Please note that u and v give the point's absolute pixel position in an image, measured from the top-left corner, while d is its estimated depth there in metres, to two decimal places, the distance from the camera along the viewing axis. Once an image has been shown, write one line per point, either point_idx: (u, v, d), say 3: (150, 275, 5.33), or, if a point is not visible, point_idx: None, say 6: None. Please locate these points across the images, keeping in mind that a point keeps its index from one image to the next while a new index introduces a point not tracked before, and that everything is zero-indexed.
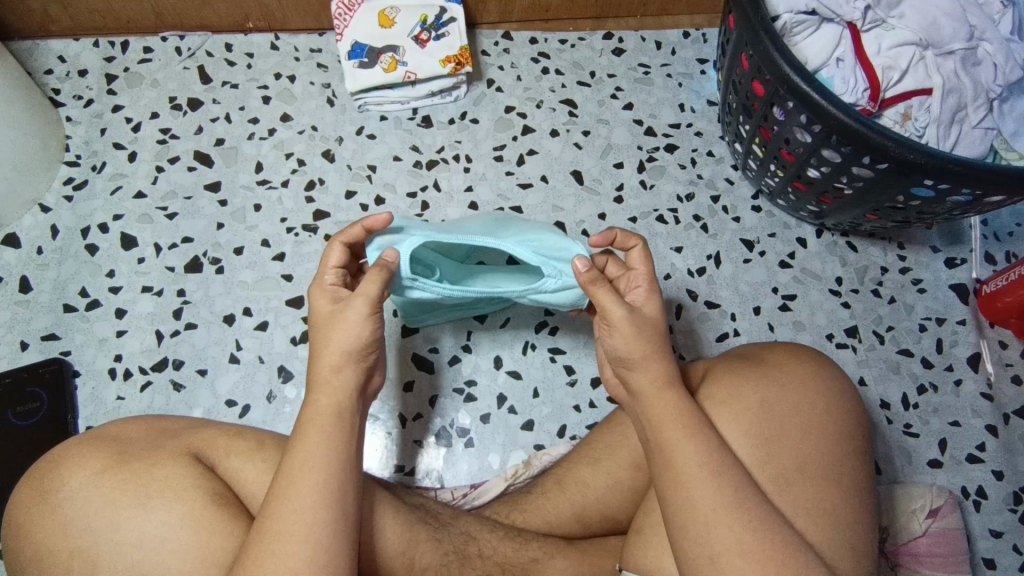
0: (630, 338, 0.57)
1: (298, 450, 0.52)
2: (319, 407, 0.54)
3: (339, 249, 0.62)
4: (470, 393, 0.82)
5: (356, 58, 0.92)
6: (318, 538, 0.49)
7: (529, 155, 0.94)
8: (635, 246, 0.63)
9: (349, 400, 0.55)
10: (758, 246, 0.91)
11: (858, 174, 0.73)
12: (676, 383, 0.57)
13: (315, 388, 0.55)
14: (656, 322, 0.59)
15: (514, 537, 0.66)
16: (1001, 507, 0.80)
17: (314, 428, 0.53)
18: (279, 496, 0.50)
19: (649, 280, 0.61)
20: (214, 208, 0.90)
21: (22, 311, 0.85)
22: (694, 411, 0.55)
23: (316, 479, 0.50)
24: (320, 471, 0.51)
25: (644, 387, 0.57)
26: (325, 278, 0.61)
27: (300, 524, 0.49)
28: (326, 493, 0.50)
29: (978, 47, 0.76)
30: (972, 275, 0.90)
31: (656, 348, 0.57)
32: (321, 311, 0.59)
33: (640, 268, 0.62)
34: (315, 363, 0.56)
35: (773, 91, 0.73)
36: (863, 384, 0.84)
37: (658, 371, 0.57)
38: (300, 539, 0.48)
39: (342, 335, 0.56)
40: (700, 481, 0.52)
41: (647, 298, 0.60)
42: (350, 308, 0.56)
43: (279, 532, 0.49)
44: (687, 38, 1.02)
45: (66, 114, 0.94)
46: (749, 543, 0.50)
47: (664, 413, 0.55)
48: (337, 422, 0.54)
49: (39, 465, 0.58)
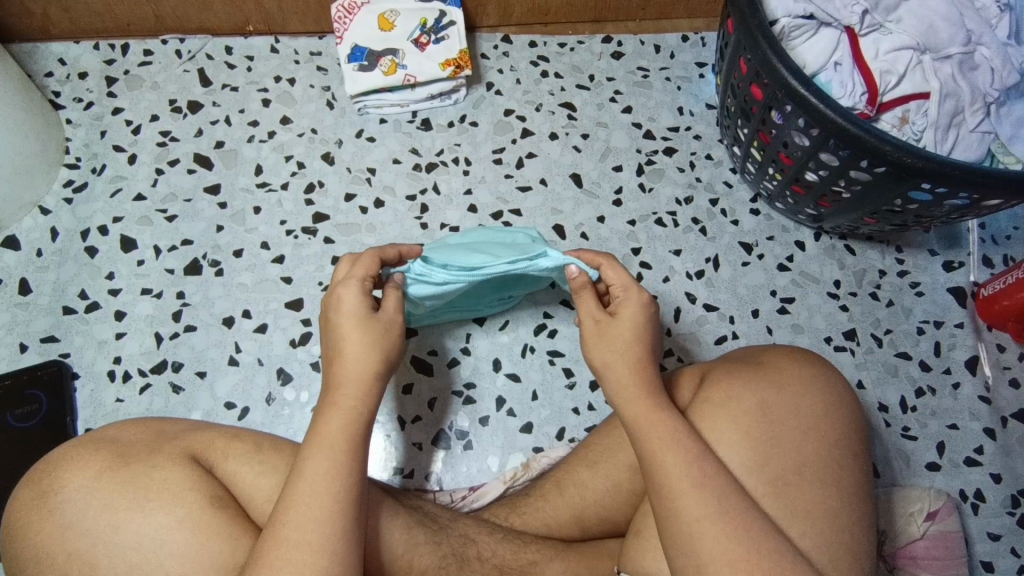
0: (597, 345, 0.60)
1: (314, 456, 0.52)
2: (343, 412, 0.55)
3: (375, 258, 0.62)
4: (469, 396, 0.82)
5: (356, 61, 0.93)
6: (333, 546, 0.49)
7: (529, 158, 0.94)
8: (606, 264, 0.62)
9: (371, 409, 0.56)
10: (757, 249, 0.91)
11: (856, 177, 0.73)
12: (659, 391, 0.58)
13: (337, 393, 0.56)
14: (628, 333, 0.59)
15: (513, 539, 0.66)
16: (1000, 510, 0.80)
17: (338, 434, 0.53)
18: (297, 501, 0.50)
19: (626, 289, 0.61)
20: (214, 210, 0.90)
21: (22, 313, 0.85)
22: (676, 420, 0.56)
23: (338, 486, 0.51)
24: (344, 477, 0.51)
25: (622, 396, 0.58)
26: (361, 282, 0.60)
27: (315, 532, 0.49)
28: (347, 501, 0.51)
29: (975, 51, 0.76)
30: (970, 278, 0.91)
31: (636, 360, 0.58)
32: (349, 307, 0.58)
33: (619, 282, 0.61)
34: (336, 369, 0.57)
35: (771, 94, 0.74)
36: (862, 387, 0.85)
37: (632, 381, 0.58)
38: (318, 549, 0.48)
39: (379, 340, 0.58)
40: (684, 490, 0.52)
41: (625, 305, 0.60)
42: (387, 320, 0.60)
43: (296, 540, 0.48)
44: (686, 41, 1.03)
45: (67, 117, 0.94)
46: (736, 552, 0.50)
47: (648, 422, 0.56)
48: (360, 430, 0.55)
49: (38, 467, 0.58)
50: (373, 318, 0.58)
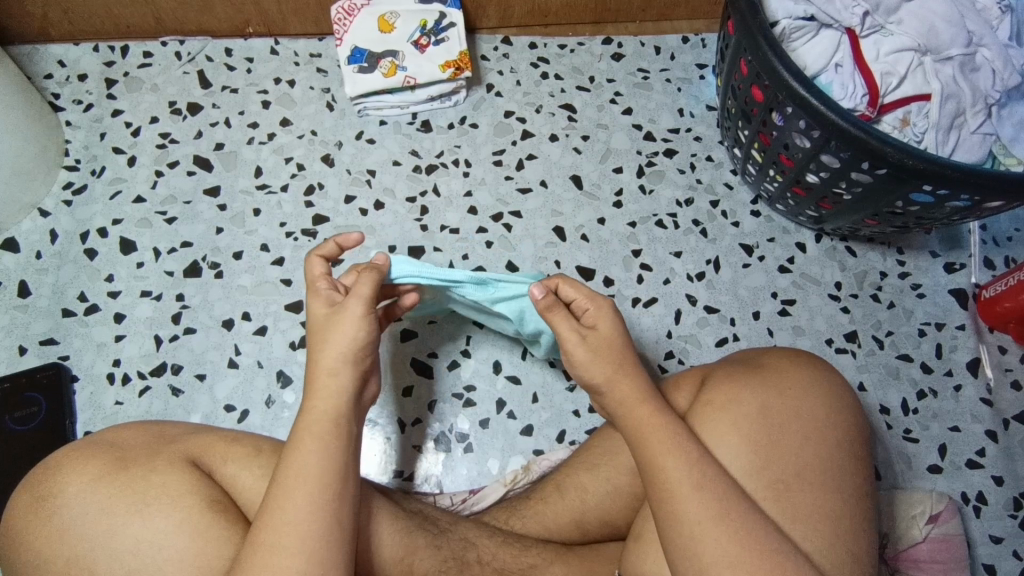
0: (592, 362, 0.59)
1: (295, 460, 0.52)
2: (318, 416, 0.54)
3: (321, 261, 0.64)
4: (470, 398, 0.82)
5: (355, 63, 0.93)
6: (308, 550, 0.49)
7: (529, 160, 0.94)
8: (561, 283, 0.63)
9: (347, 406, 0.55)
10: (758, 251, 0.91)
11: (856, 179, 0.73)
12: (654, 396, 0.58)
13: (312, 396, 0.55)
14: (612, 338, 0.60)
15: (513, 543, 0.66)
16: (1001, 513, 0.80)
17: (310, 436, 0.53)
18: (273, 506, 0.50)
19: (595, 301, 0.62)
20: (213, 213, 0.90)
21: (21, 316, 0.85)
22: (675, 424, 0.56)
23: (313, 493, 0.50)
24: (320, 479, 0.51)
25: (620, 403, 0.57)
26: (319, 285, 0.62)
27: (296, 537, 0.49)
28: (323, 505, 0.50)
29: (977, 53, 0.76)
30: (972, 280, 0.90)
31: (627, 370, 0.58)
32: (317, 313, 0.60)
33: (582, 295, 0.62)
34: (311, 365, 0.57)
35: (772, 96, 0.73)
36: (863, 389, 0.84)
37: (628, 389, 0.57)
38: (295, 554, 0.48)
39: (345, 328, 0.57)
40: (682, 494, 0.52)
41: (598, 316, 0.61)
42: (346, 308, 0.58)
43: (272, 546, 0.48)
44: (686, 43, 1.02)
45: (66, 119, 0.94)
46: (737, 554, 0.50)
47: (647, 427, 0.56)
48: (335, 431, 0.54)
49: (37, 470, 0.57)
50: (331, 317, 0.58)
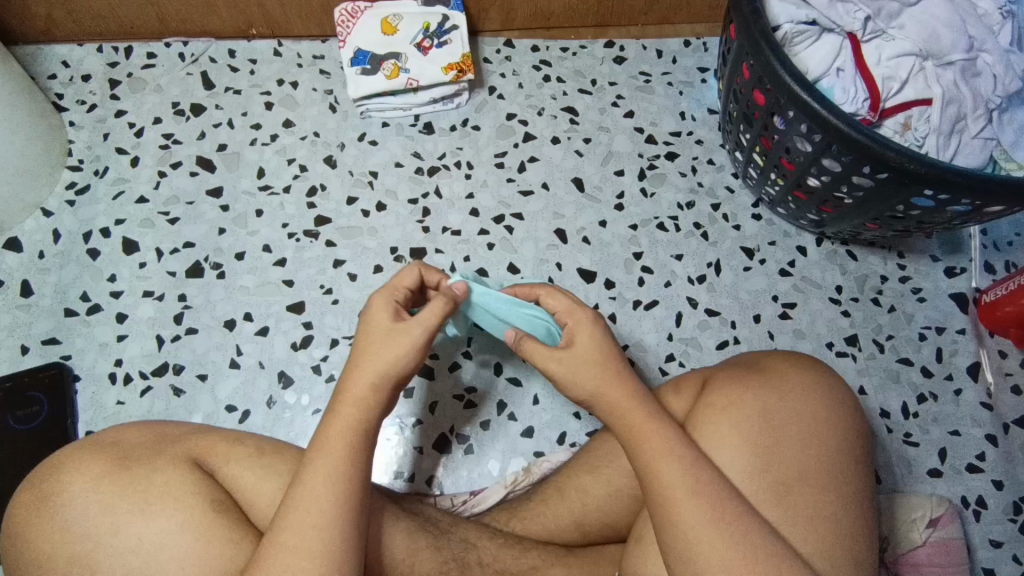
0: (576, 379, 0.59)
1: (318, 463, 0.52)
2: (344, 421, 0.54)
3: (417, 273, 0.64)
4: (471, 400, 0.82)
5: (358, 65, 0.93)
6: (330, 554, 0.49)
7: (530, 163, 0.94)
8: (545, 294, 0.65)
9: (374, 420, 0.55)
10: (758, 254, 0.91)
11: (858, 183, 0.73)
12: (648, 402, 0.58)
13: (343, 402, 0.55)
14: (593, 353, 0.59)
15: (514, 545, 0.66)
16: (1001, 517, 0.80)
17: (340, 439, 0.53)
18: (298, 508, 0.50)
19: (574, 313, 0.62)
20: (216, 213, 0.90)
21: (22, 316, 0.85)
22: (670, 428, 0.56)
23: (339, 500, 0.51)
24: (348, 486, 0.51)
25: (614, 410, 0.58)
26: (394, 293, 0.62)
27: (316, 540, 0.49)
28: (346, 512, 0.51)
29: (978, 58, 0.76)
30: (972, 284, 0.91)
31: (618, 376, 0.58)
32: (376, 324, 0.58)
33: (560, 306, 0.63)
34: (349, 377, 0.56)
35: (774, 100, 0.74)
36: (863, 392, 0.84)
37: (622, 395, 0.58)
38: (314, 557, 0.49)
39: (395, 355, 0.56)
40: (678, 498, 0.52)
41: (579, 328, 0.61)
42: (407, 331, 0.57)
43: (296, 547, 0.49)
44: (688, 46, 1.03)
45: (69, 119, 0.94)
46: (734, 558, 0.50)
47: (643, 433, 0.56)
48: (363, 439, 0.54)
49: (39, 469, 0.57)
50: (394, 332, 0.57)
